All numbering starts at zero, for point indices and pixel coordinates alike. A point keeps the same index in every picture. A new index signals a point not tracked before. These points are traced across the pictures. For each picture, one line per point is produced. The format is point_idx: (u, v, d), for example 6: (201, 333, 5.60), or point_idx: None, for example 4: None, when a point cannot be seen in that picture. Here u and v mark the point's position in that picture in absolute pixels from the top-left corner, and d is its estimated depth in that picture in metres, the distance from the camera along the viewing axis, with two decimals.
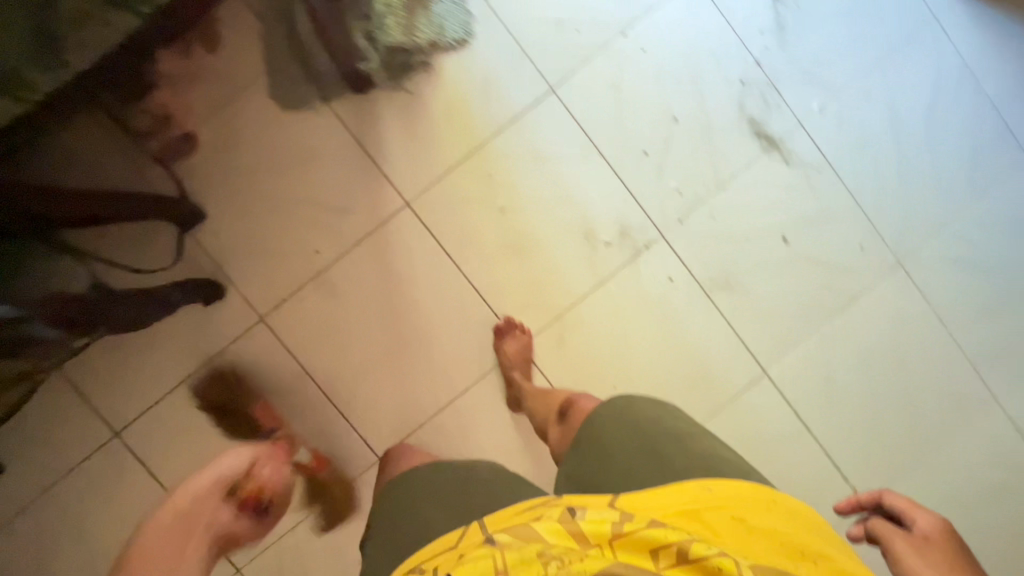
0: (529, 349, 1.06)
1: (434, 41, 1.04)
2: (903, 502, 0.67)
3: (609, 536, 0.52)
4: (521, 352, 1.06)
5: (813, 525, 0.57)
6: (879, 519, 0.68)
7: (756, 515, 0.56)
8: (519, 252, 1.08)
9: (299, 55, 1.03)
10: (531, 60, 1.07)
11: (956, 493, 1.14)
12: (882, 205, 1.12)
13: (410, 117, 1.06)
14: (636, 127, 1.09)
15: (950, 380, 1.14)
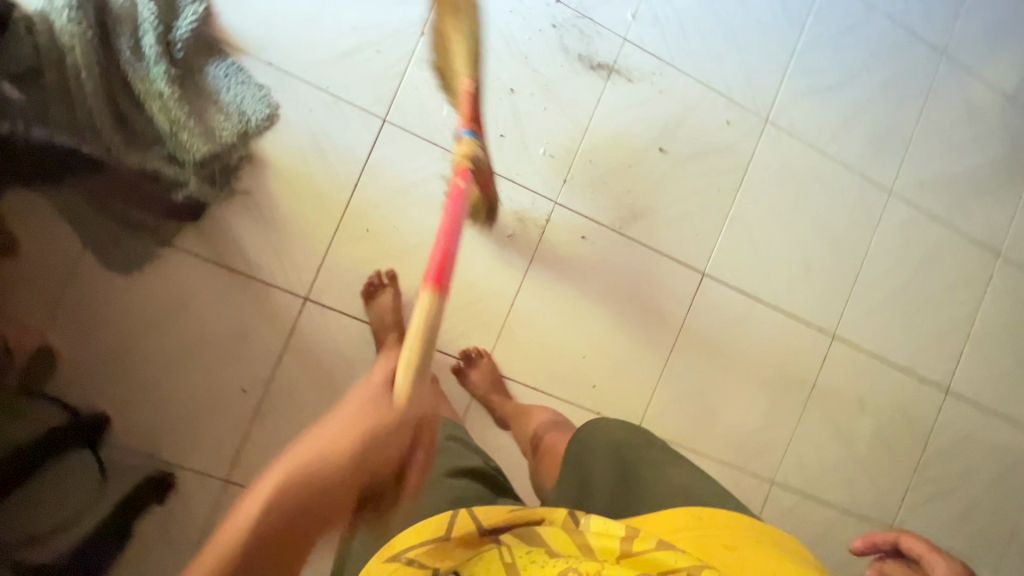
0: (493, 369, 1.05)
1: (242, 130, 0.94)
2: (918, 548, 0.70)
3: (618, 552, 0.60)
4: (487, 375, 1.05)
5: (782, 540, 0.64)
6: (896, 565, 0.72)
7: (734, 533, 0.64)
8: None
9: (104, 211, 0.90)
10: (349, 102, 1.00)
11: (890, 284, 1.27)
12: (728, 77, 1.15)
13: (261, 216, 0.98)
14: (481, 115, 1.06)
15: (848, 197, 1.24)
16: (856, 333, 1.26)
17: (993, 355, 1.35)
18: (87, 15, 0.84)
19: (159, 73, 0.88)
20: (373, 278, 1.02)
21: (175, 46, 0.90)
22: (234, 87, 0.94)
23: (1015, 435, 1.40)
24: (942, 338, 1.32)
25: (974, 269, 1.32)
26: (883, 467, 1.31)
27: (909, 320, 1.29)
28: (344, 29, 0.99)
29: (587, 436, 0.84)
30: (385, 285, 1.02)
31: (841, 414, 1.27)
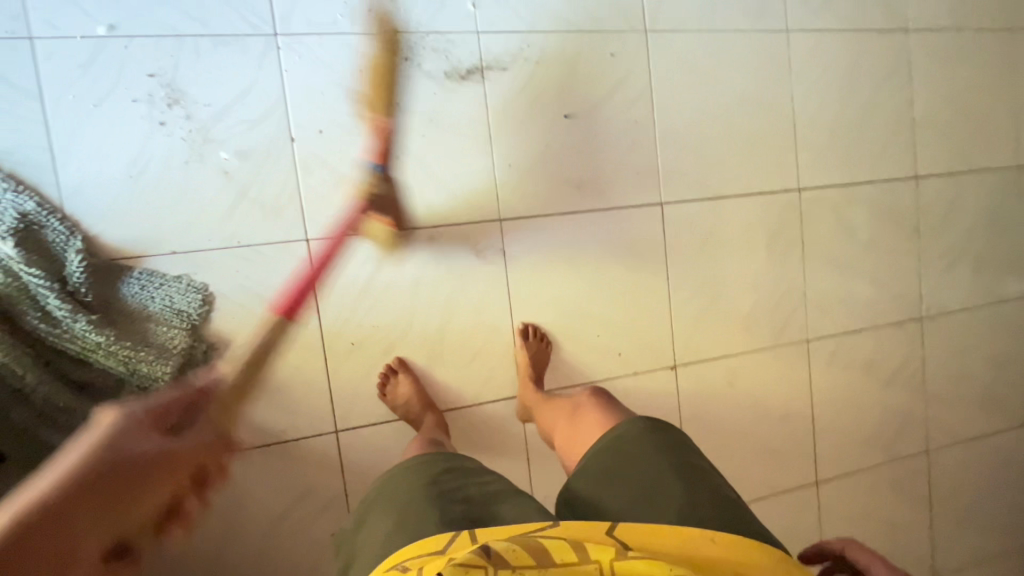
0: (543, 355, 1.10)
1: (190, 326, 0.92)
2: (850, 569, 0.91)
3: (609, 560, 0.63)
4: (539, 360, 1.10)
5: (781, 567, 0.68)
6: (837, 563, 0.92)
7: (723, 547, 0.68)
8: (439, 352, 1.07)
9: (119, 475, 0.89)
10: (265, 241, 0.97)
11: (824, 113, 1.28)
12: (590, 10, 1.10)
13: (254, 387, 0.97)
14: (390, 182, 1.02)
15: (755, 55, 1.21)
16: (815, 175, 1.28)
17: (942, 123, 1.38)
18: None
19: (85, 327, 0.84)
20: (383, 380, 1.03)
21: (80, 294, 0.86)
22: (157, 292, 0.91)
23: (992, 181, 1.44)
24: (894, 133, 1.34)
25: (893, 56, 1.32)
26: (892, 273, 1.37)
27: (858, 134, 1.31)
28: (220, 178, 0.94)
29: (619, 447, 0.87)
30: (397, 374, 1.03)
31: (835, 251, 1.32)
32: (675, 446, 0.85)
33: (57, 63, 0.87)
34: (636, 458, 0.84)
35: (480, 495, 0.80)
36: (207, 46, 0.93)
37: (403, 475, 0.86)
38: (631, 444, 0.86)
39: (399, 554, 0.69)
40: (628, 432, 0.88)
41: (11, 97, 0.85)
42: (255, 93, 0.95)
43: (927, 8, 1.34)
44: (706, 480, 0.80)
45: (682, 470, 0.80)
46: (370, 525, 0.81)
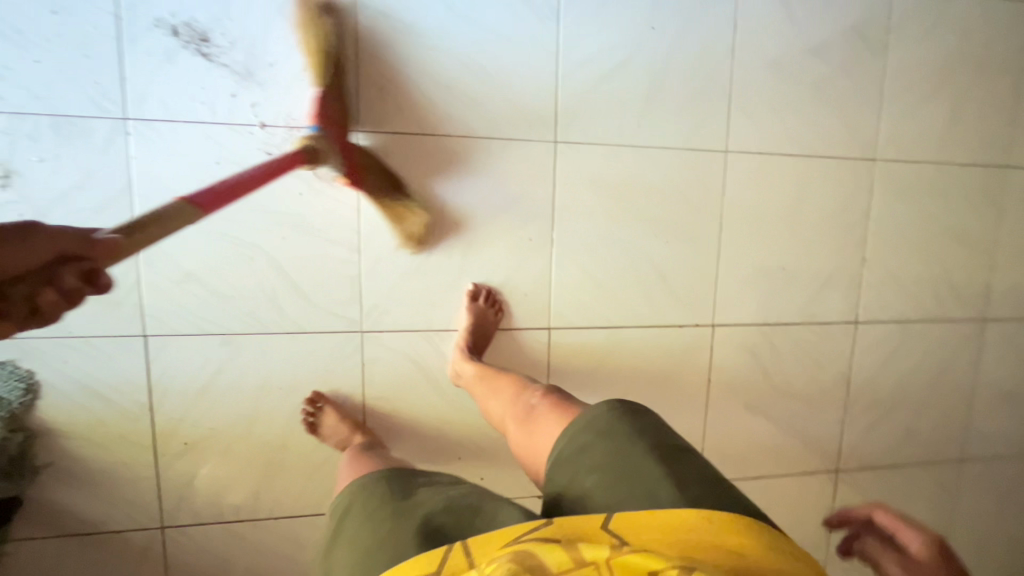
0: None
1: (11, 416, 0.90)
2: None
3: (607, 555, 0.54)
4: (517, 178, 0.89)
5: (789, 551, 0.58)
6: None
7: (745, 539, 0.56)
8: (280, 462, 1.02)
9: None
10: (99, 334, 0.92)
11: (757, 242, 1.16)
12: (486, 114, 1.01)
13: (81, 477, 0.95)
14: (238, 283, 0.96)
15: (677, 174, 1.10)
16: (735, 310, 1.17)
17: (900, 264, 1.24)
18: None
19: None
20: (308, 423, 1.00)
21: None
22: None
23: (952, 331, 1.29)
24: (834, 270, 1.21)
25: (849, 186, 1.19)
26: (811, 418, 1.26)
27: (790, 269, 1.19)
28: None
29: (597, 422, 0.72)
30: (318, 408, 1.00)
31: (747, 391, 1.21)
32: (653, 427, 0.70)
33: None
34: (612, 446, 0.68)
35: (460, 508, 0.65)
36: (49, 126, 0.87)
37: (375, 481, 0.74)
38: (607, 430, 0.70)
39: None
40: (603, 412, 0.73)
41: None
42: (99, 184, 0.89)
43: (897, 138, 1.20)
44: (693, 463, 0.66)
45: (667, 452, 0.66)
46: (358, 530, 0.67)
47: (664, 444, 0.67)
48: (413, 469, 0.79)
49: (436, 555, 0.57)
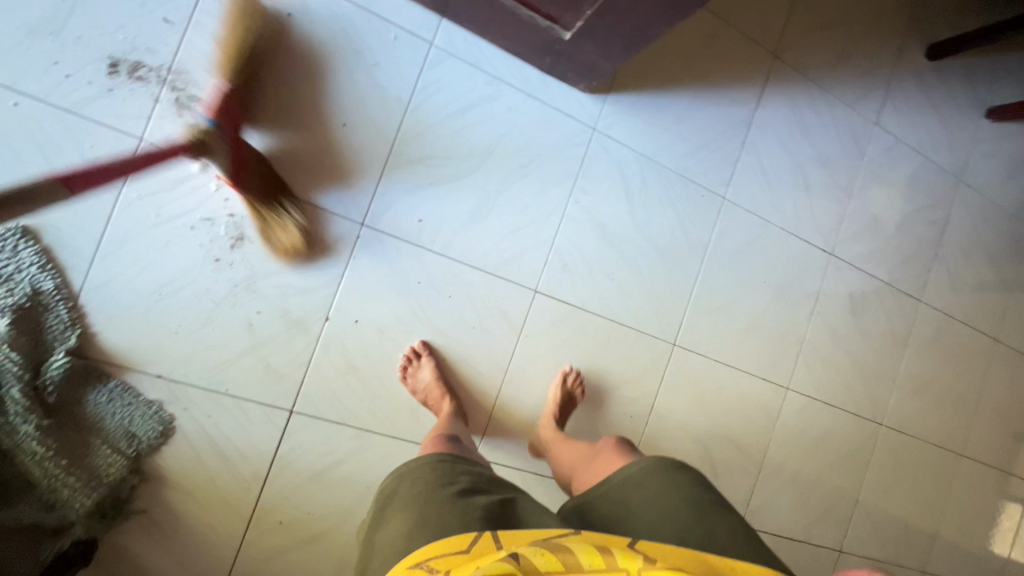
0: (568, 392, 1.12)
1: (134, 456, 0.89)
2: None
3: (639, 567, 0.60)
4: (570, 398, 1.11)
5: None
6: None
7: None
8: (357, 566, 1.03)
9: None
10: (250, 399, 0.95)
11: (787, 464, 1.40)
12: (631, 308, 1.20)
13: (166, 531, 0.93)
14: (391, 387, 1.03)
15: (748, 395, 1.34)
16: (757, 517, 1.37)
17: (875, 510, 1.52)
18: None
19: (30, 430, 0.80)
20: (405, 364, 1.02)
21: (45, 390, 0.82)
22: (121, 411, 0.88)
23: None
24: (832, 502, 1.46)
25: (857, 441, 1.48)
26: None
27: (804, 493, 1.42)
28: (240, 326, 0.94)
29: (640, 475, 0.83)
30: (420, 359, 1.03)
31: None
32: (704, 488, 0.81)
33: (150, 168, 0.88)
34: (657, 486, 0.81)
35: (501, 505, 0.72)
36: (294, 209, 0.95)
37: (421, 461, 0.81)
38: (656, 477, 0.82)
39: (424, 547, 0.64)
40: (646, 468, 0.84)
41: (88, 180, 0.86)
42: (315, 267, 0.97)
43: (897, 412, 1.52)
44: (718, 517, 0.76)
45: (703, 509, 0.76)
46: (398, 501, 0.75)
47: (701, 499, 0.78)
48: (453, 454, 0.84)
49: (470, 538, 0.63)
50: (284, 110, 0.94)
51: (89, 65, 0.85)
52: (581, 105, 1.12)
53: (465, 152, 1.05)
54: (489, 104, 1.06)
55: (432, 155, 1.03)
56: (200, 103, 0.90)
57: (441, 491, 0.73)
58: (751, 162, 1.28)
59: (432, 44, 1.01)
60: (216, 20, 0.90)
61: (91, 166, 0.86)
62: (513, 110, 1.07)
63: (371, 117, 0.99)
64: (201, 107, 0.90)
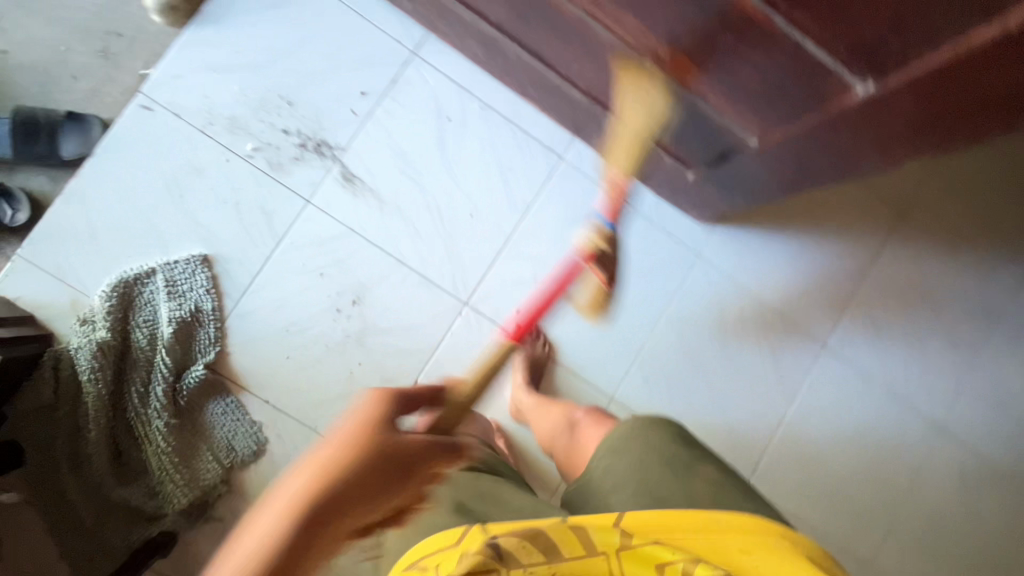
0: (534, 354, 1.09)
1: (227, 467, 0.99)
2: None
3: (617, 546, 0.57)
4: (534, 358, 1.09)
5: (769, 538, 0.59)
6: None
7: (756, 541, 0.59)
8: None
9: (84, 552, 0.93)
10: (333, 440, 1.04)
11: None
12: (706, 436, 1.16)
13: (231, 546, 1.00)
14: None
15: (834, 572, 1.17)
16: None
17: None
18: (108, 373, 0.93)
19: (160, 425, 0.95)
20: None
21: (180, 393, 0.98)
22: (230, 424, 1.00)
23: None
24: None
25: None
26: None
27: None
28: (342, 372, 1.04)
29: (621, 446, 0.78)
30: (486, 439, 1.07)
31: None
32: (679, 441, 0.76)
33: (309, 226, 1.05)
34: (634, 451, 0.76)
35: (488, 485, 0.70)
36: (410, 279, 1.07)
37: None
38: (629, 439, 0.77)
39: (420, 549, 0.59)
40: (626, 435, 0.78)
41: (259, 226, 1.03)
42: (417, 334, 1.07)
43: None
44: (692, 475, 0.71)
45: (675, 463, 0.73)
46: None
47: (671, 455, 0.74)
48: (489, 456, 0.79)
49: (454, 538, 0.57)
50: (426, 195, 1.08)
51: (286, 139, 1.04)
52: (688, 230, 1.17)
53: (573, 255, 1.12)
54: (602, 216, 1.13)
55: (542, 254, 1.12)
56: (360, 181, 1.06)
57: (459, 503, 0.67)
58: (858, 312, 1.24)
59: (561, 158, 1.12)
60: (389, 117, 1.07)
61: (265, 216, 1.03)
62: (623, 225, 1.15)
63: (496, 213, 1.10)
64: (361, 183, 1.06)
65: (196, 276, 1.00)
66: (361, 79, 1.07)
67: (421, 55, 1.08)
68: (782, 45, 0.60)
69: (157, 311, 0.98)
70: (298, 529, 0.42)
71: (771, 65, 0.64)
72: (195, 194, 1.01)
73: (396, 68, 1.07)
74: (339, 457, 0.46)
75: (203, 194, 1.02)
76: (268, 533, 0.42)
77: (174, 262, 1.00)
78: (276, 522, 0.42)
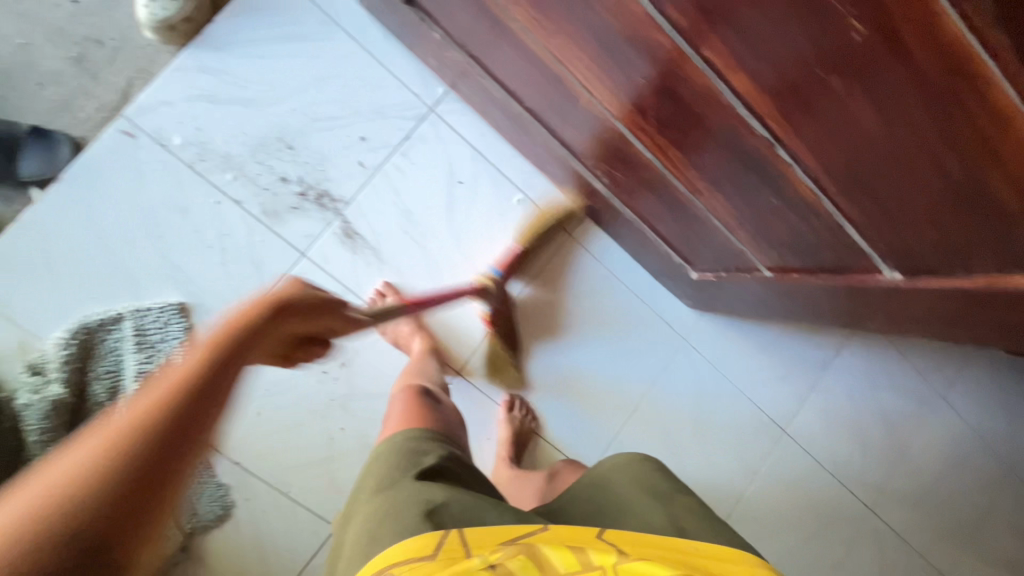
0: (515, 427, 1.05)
1: (188, 532, 0.93)
2: None
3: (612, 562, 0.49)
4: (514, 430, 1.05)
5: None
6: None
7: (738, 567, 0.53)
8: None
9: None
10: (305, 507, 0.98)
11: None
12: None
13: None
14: None
15: None
16: None
17: None
18: (59, 435, 0.83)
19: None
20: None
21: None
22: (195, 487, 0.93)
23: None
24: None
25: None
26: None
27: None
28: (323, 436, 1.00)
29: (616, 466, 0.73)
30: None
31: None
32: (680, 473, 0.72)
33: (301, 280, 0.97)
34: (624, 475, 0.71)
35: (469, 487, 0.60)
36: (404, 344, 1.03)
37: (418, 451, 0.68)
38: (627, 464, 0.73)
39: (386, 557, 0.50)
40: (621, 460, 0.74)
41: (246, 276, 0.95)
42: None
43: None
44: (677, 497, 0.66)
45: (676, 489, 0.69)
46: (376, 509, 0.58)
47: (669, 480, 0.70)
48: (455, 458, 0.69)
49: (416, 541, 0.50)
50: (428, 257, 1.03)
51: (286, 185, 0.97)
52: (680, 316, 1.21)
53: (570, 332, 1.13)
54: (601, 296, 1.15)
55: (539, 328, 1.11)
56: (361, 237, 1.00)
57: (430, 502, 0.55)
58: (821, 404, 1.31)
59: (569, 235, 1.12)
60: (400, 173, 1.02)
61: (253, 265, 0.95)
62: (620, 307, 1.16)
63: None
64: (361, 239, 1.00)
65: (170, 327, 0.91)
66: (374, 130, 1.01)
67: (439, 112, 1.04)
68: (825, 221, 0.62)
69: (121, 364, 0.88)
70: (164, 429, 0.30)
71: (808, 228, 0.66)
72: (177, 236, 0.93)
73: (413, 123, 1.03)
74: (144, 416, 0.30)
75: (186, 236, 0.93)
76: (121, 426, 0.29)
77: (145, 310, 0.90)
78: (151, 403, 0.31)
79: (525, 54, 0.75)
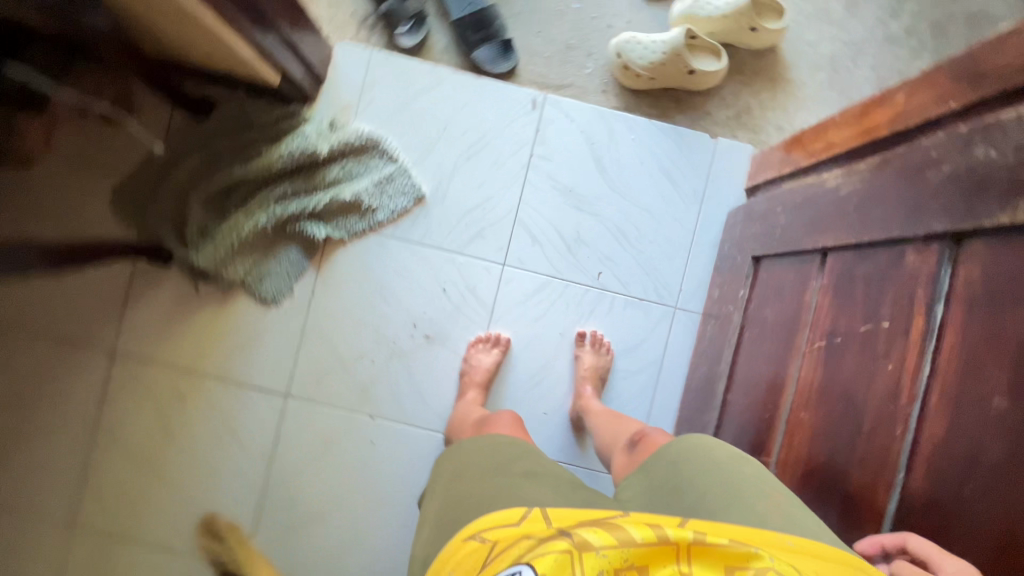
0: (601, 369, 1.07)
1: (243, 282, 1.08)
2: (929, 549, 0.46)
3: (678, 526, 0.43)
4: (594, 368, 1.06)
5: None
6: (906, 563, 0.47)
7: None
8: (122, 484, 1.07)
9: (142, 198, 1.07)
10: (296, 359, 1.09)
11: None
12: None
13: (183, 306, 1.09)
14: (309, 481, 1.08)
15: None
16: None
17: None
18: (292, 164, 1.06)
19: (261, 221, 1.05)
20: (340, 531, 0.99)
21: (291, 224, 1.07)
22: (281, 271, 1.08)
23: None
24: None
25: None
26: None
27: None
28: (359, 348, 1.10)
29: (698, 452, 0.60)
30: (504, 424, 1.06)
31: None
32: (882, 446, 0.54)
33: (478, 274, 1.10)
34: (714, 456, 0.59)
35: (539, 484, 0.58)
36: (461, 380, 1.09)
37: (483, 457, 0.67)
38: (709, 453, 0.60)
39: (474, 526, 0.51)
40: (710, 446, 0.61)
41: (464, 231, 1.10)
42: (416, 404, 1.09)
43: None
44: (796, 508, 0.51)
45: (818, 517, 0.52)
46: (463, 493, 0.60)
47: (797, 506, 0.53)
48: (523, 452, 0.67)
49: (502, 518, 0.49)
50: (548, 363, 1.10)
51: (549, 227, 1.10)
52: None
53: None
54: None
55: None
56: (538, 301, 1.10)
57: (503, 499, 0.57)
58: None
59: None
60: (607, 307, 1.10)
61: (477, 232, 1.10)
62: None
63: (555, 435, 1.09)
64: (536, 303, 1.10)
65: (401, 197, 1.09)
66: (630, 271, 1.10)
67: (675, 315, 1.11)
68: None
69: (357, 178, 1.08)
70: None
71: None
72: (473, 169, 1.10)
73: (655, 299, 1.11)
74: None
75: (475, 177, 1.10)
76: None
77: (406, 174, 1.09)
78: None
79: (771, 386, 0.78)
